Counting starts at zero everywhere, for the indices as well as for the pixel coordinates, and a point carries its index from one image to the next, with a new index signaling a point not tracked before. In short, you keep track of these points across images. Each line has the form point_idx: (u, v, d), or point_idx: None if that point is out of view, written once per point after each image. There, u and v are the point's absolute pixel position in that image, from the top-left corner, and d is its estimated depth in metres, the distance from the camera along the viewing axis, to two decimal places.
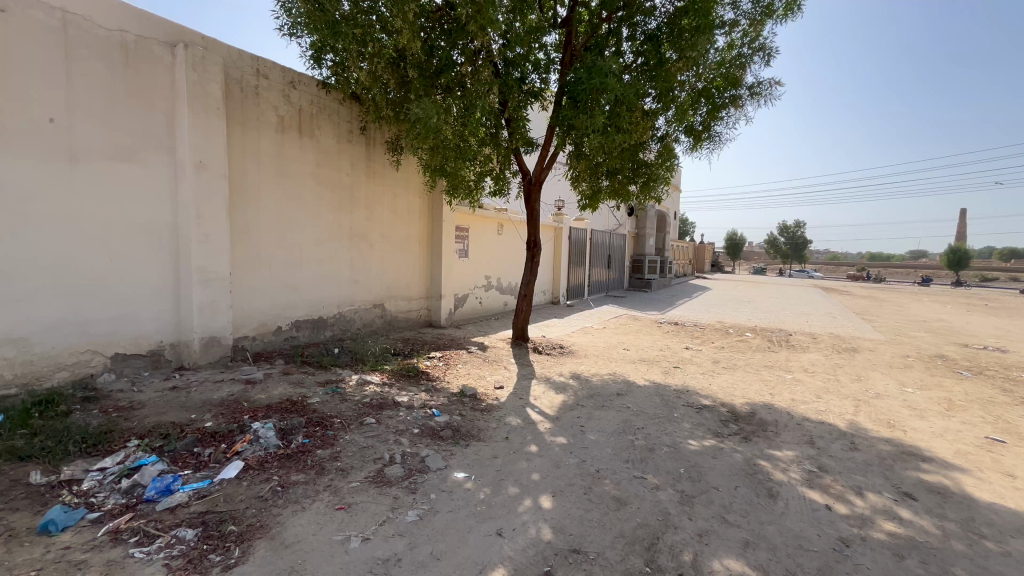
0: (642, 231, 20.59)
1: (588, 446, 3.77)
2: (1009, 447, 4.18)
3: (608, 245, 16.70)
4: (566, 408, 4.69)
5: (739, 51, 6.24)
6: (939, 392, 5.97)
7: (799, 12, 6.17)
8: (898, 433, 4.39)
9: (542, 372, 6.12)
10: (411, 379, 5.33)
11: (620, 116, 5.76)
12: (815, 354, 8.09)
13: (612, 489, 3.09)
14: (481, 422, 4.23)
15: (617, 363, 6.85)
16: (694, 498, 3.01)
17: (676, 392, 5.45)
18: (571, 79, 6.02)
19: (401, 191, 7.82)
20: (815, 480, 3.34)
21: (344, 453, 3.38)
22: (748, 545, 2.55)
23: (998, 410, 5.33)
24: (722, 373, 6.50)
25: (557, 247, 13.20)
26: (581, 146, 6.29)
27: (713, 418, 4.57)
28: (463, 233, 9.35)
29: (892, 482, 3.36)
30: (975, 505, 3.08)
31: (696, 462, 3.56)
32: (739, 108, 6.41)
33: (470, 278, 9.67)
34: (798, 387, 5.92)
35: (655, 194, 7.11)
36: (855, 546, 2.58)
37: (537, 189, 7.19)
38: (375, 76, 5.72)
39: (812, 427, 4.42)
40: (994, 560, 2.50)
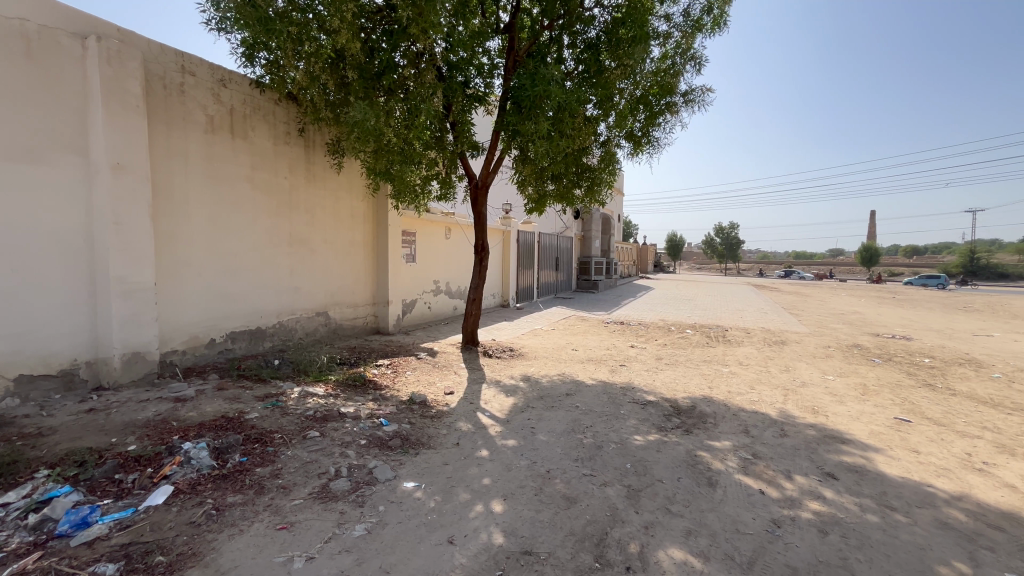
0: (588, 233, 21.13)
1: (538, 448, 3.81)
2: (914, 426, 4.63)
3: (555, 248, 17.04)
4: (516, 411, 4.72)
5: (673, 61, 6.54)
6: (855, 378, 6.52)
7: (725, 28, 6.59)
8: (821, 418, 4.76)
9: (492, 375, 6.13)
10: (358, 389, 5.17)
11: (563, 122, 5.90)
12: (749, 348, 8.63)
13: (562, 488, 3.14)
14: (431, 429, 4.17)
15: (566, 364, 6.98)
16: (640, 492, 3.12)
17: (622, 389, 5.63)
18: (515, 85, 6.09)
19: (344, 195, 7.59)
20: (750, 467, 3.56)
21: (285, 469, 3.22)
22: (690, 533, 2.67)
23: (905, 392, 5.91)
24: (665, 369, 6.79)
25: (505, 251, 13.30)
26: (527, 150, 6.38)
27: (657, 413, 4.76)
28: (410, 237, 9.21)
29: (816, 465, 3.64)
30: (886, 481, 3.39)
31: (641, 456, 3.69)
32: (674, 115, 6.72)
33: (418, 283, 9.54)
34: (734, 380, 6.27)
35: (599, 197, 7.33)
36: (786, 526, 2.77)
37: (483, 193, 7.20)
38: (313, 77, 5.50)
39: (746, 417, 4.71)
40: (903, 530, 2.77)
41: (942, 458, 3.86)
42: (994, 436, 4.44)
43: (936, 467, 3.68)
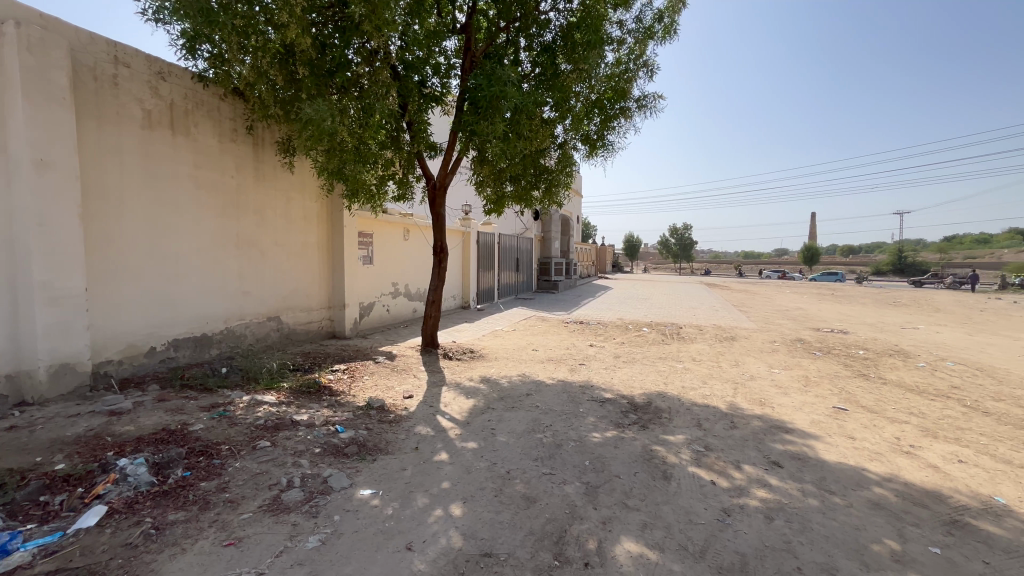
0: (548, 234, 21.34)
1: (498, 449, 3.81)
2: (850, 414, 4.95)
3: (515, 249, 17.13)
4: (476, 413, 4.70)
5: (626, 66, 6.71)
6: (799, 371, 6.90)
7: (675, 36, 6.82)
8: (767, 410, 5.01)
9: (452, 378, 6.07)
10: (312, 395, 5.00)
11: (520, 123, 5.94)
12: (701, 344, 8.97)
13: (522, 488, 3.15)
14: (389, 434, 4.09)
15: (527, 364, 7.02)
16: (598, 488, 3.18)
17: (581, 388, 5.71)
18: (471, 85, 6.08)
19: (296, 195, 7.33)
20: (702, 459, 3.69)
21: (233, 482, 3.07)
22: (646, 526, 2.75)
23: (842, 382, 6.31)
24: (623, 367, 6.95)
25: (465, 252, 13.24)
26: (484, 152, 6.38)
27: (615, 410, 4.86)
28: (366, 239, 9.00)
29: (763, 454, 3.82)
30: (825, 466, 3.60)
31: (599, 453, 3.75)
32: (628, 119, 6.89)
33: (376, 286, 9.33)
34: (687, 375, 6.49)
35: (557, 198, 7.42)
36: (735, 514, 2.89)
37: (441, 194, 7.13)
38: (260, 72, 5.29)
39: (699, 411, 4.88)
40: (840, 512, 2.95)
41: (875, 442, 4.14)
42: (919, 420, 4.81)
43: (870, 451, 3.94)
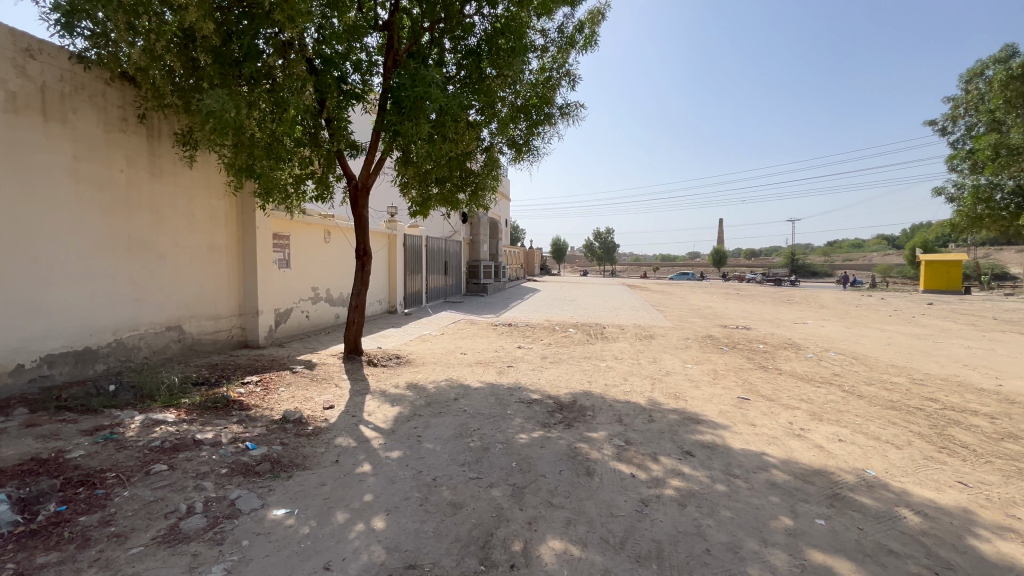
0: (476, 237, 21.27)
1: (424, 456, 3.73)
2: (752, 403, 5.43)
3: (444, 252, 16.93)
4: (401, 420, 4.57)
5: (550, 74, 6.90)
6: (709, 365, 7.46)
7: (596, 48, 7.12)
8: (681, 403, 5.36)
9: (377, 385, 5.86)
10: (219, 411, 4.59)
11: (445, 125, 5.88)
12: (623, 343, 9.41)
13: (448, 495, 3.11)
14: (307, 448, 3.86)
15: (455, 368, 6.96)
16: (525, 489, 3.21)
17: (509, 390, 5.75)
18: (394, 84, 5.92)
19: (199, 193, 6.71)
20: (623, 453, 3.86)
21: (120, 513, 2.73)
22: (570, 522, 2.82)
23: (746, 374, 6.90)
24: (549, 368, 7.11)
25: (390, 255, 12.85)
26: (409, 152, 6.25)
27: (542, 410, 4.95)
28: (282, 241, 8.45)
29: (678, 445, 4.07)
30: (731, 453, 3.92)
31: (526, 454, 3.80)
32: (552, 126, 7.05)
33: (293, 291, 8.78)
34: (610, 374, 6.75)
35: (483, 202, 7.41)
36: (652, 504, 3.04)
37: (364, 195, 6.86)
38: (154, 56, 4.78)
39: (620, 407, 5.11)
40: (743, 494, 3.21)
41: (772, 428, 4.58)
42: (808, 406, 5.39)
43: (768, 436, 4.35)
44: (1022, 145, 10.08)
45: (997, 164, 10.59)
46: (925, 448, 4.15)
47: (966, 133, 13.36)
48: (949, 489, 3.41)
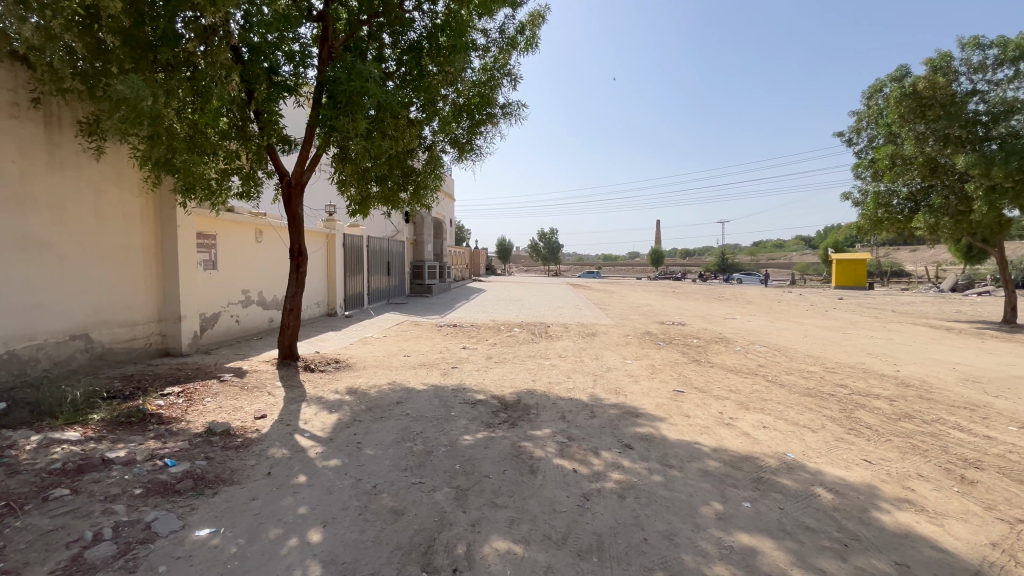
0: (421, 237, 20.75)
1: (365, 463, 3.61)
2: (686, 395, 5.71)
3: (386, 252, 16.48)
4: (340, 427, 4.39)
5: (491, 74, 6.89)
6: (647, 360, 7.77)
7: (537, 50, 7.20)
8: (621, 397, 5.54)
9: (314, 391, 5.61)
10: (133, 427, 4.19)
11: (384, 122, 5.73)
12: (566, 341, 9.60)
13: (389, 501, 3.02)
14: (235, 461, 3.62)
15: (397, 371, 6.79)
16: (468, 491, 3.18)
17: (453, 391, 5.70)
18: (330, 77, 5.67)
19: (109, 188, 6.12)
20: (566, 449, 3.93)
21: (10, 547, 2.42)
22: (513, 521, 2.82)
23: (681, 368, 7.26)
24: (494, 368, 7.11)
25: (329, 255, 12.33)
26: (346, 149, 6.03)
27: (486, 410, 4.94)
28: (207, 240, 7.87)
29: (618, 439, 4.20)
30: (667, 444, 4.09)
31: (470, 455, 3.77)
32: (494, 125, 7.04)
33: (220, 294, 8.21)
34: (553, 372, 6.86)
35: (425, 201, 7.27)
36: (594, 498, 3.12)
37: (298, 192, 6.53)
38: (52, 35, 4.29)
39: (563, 404, 5.20)
40: (678, 483, 3.37)
41: (704, 418, 4.84)
42: (736, 396, 5.74)
43: (700, 426, 4.59)
44: (914, 156, 11.94)
45: (895, 172, 12.41)
46: (836, 431, 4.54)
47: (868, 143, 14.74)
48: (856, 467, 3.75)
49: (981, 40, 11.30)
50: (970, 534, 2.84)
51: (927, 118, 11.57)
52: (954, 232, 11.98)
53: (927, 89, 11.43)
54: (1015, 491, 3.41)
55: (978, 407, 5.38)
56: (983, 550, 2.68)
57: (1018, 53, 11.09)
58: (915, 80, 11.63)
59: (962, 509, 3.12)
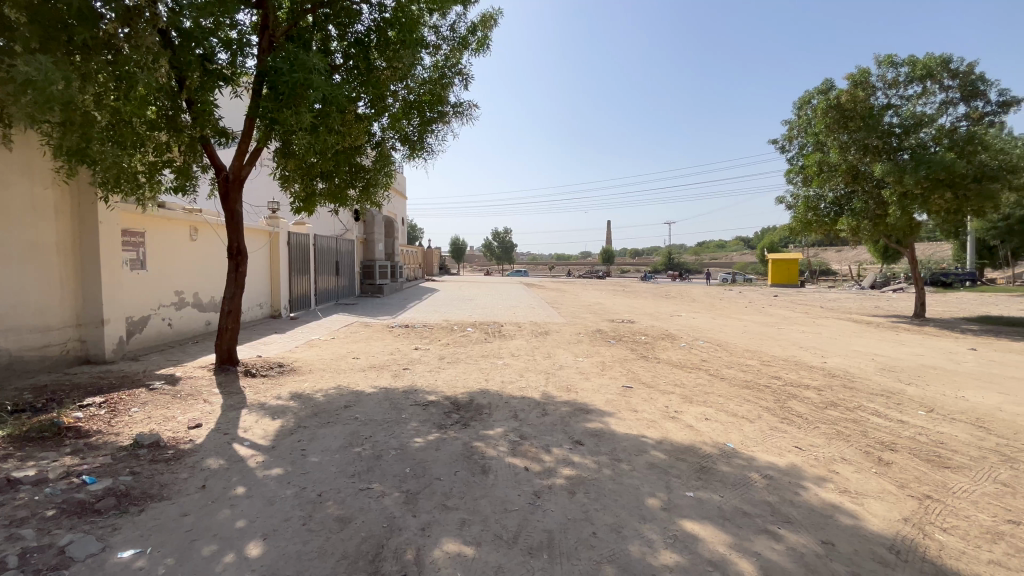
0: (371, 237, 20.21)
1: (309, 470, 3.46)
2: (634, 390, 5.88)
3: (334, 252, 15.92)
4: (283, 434, 4.19)
5: (443, 72, 6.78)
6: (597, 358, 7.95)
7: (488, 51, 7.17)
8: (572, 394, 5.63)
9: (256, 398, 5.32)
10: (46, 443, 3.81)
11: (329, 116, 5.51)
12: (519, 340, 9.65)
13: (335, 510, 2.91)
14: (166, 475, 3.37)
15: (346, 374, 6.57)
16: (418, 494, 3.12)
17: (404, 393, 5.58)
18: (271, 67, 5.40)
19: (15, 180, 5.56)
20: (517, 448, 3.94)
21: None
22: (464, 523, 2.80)
23: (630, 364, 7.47)
24: (446, 368, 7.04)
25: (272, 254, 11.76)
26: (289, 143, 5.77)
27: (438, 412, 4.87)
28: (133, 237, 7.28)
29: (568, 435, 4.26)
30: (616, 438, 4.20)
31: (420, 458, 3.70)
32: (445, 124, 6.95)
33: (149, 295, 7.64)
34: (506, 371, 6.87)
35: (374, 199, 7.05)
36: (544, 495, 3.14)
37: (236, 187, 6.17)
38: None
39: (515, 403, 5.21)
40: (626, 476, 3.46)
41: (651, 412, 5.00)
42: (680, 390, 5.98)
43: (647, 420, 4.73)
44: (838, 163, 12.88)
45: (822, 178, 13.38)
46: (771, 420, 4.82)
47: (798, 151, 15.77)
48: (788, 453, 3.99)
49: (894, 59, 12.38)
50: (885, 511, 3.09)
51: (849, 129, 12.55)
52: (872, 234, 13.03)
53: (849, 102, 12.36)
54: (923, 470, 3.74)
55: (893, 394, 5.88)
56: (896, 524, 2.93)
57: (925, 72, 12.22)
58: (839, 93, 12.57)
59: (879, 488, 3.40)
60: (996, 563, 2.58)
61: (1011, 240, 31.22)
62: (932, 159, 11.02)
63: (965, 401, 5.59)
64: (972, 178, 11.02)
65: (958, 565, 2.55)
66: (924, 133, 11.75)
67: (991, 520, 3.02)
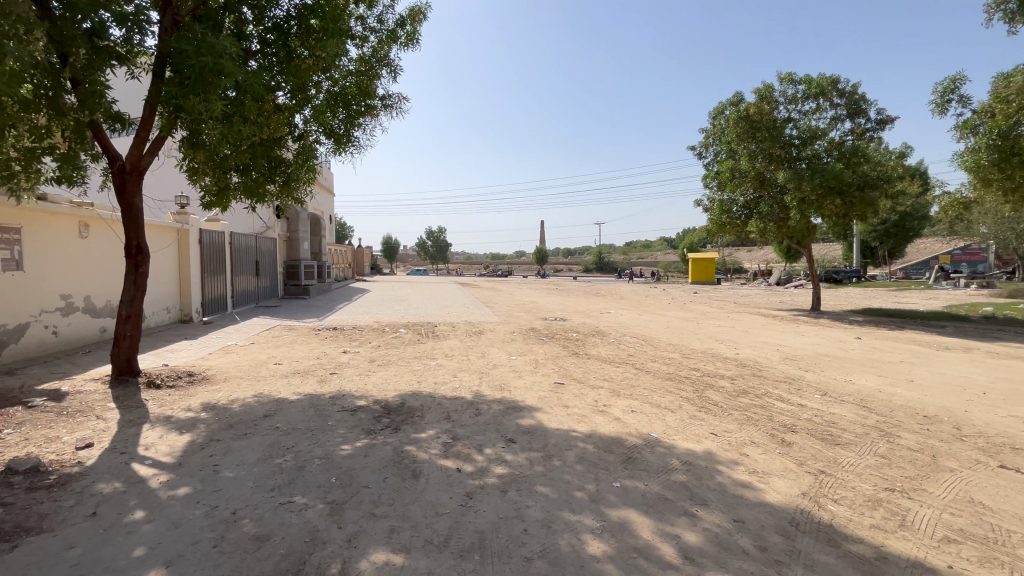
0: (295, 234, 19.08)
1: (222, 487, 3.20)
2: (566, 386, 6.03)
3: (253, 250, 14.87)
4: (192, 450, 3.84)
5: (370, 65, 6.54)
6: (530, 356, 8.06)
7: (418, 46, 7.02)
8: (505, 393, 5.66)
9: (160, 411, 4.83)
10: None
11: (244, 105, 5.12)
12: (453, 340, 9.57)
13: (251, 528, 2.71)
14: (47, 503, 2.97)
15: (266, 381, 6.16)
16: (344, 504, 2.99)
17: (330, 399, 5.32)
18: (176, 48, 4.92)
19: None
20: (450, 449, 3.89)
21: None
22: (393, 530, 2.71)
23: (561, 361, 7.65)
24: (377, 371, 6.81)
25: (180, 254, 10.76)
26: (198, 133, 5.29)
27: (367, 417, 4.69)
28: (6, 234, 6.36)
29: (501, 434, 4.27)
30: (548, 434, 4.27)
31: (347, 466, 3.55)
32: (373, 118, 6.73)
33: (28, 300, 6.73)
34: (439, 372, 6.76)
35: (296, 195, 6.64)
36: (476, 496, 3.13)
37: (134, 179, 5.57)
38: None
39: (448, 404, 5.15)
40: (556, 471, 3.52)
41: (581, 407, 5.14)
42: (609, 384, 6.22)
43: (578, 415, 4.86)
44: (748, 170, 13.98)
45: (735, 183, 14.28)
46: (690, 409, 5.14)
47: (713, 158, 16.95)
48: (705, 440, 4.27)
49: (793, 77, 13.66)
50: (787, 488, 3.39)
51: (756, 139, 13.68)
52: (777, 235, 14.30)
53: (756, 114, 13.47)
54: (818, 448, 4.16)
55: (794, 380, 6.50)
56: (796, 498, 3.23)
57: (818, 90, 13.59)
58: (747, 106, 13.64)
59: (782, 467, 3.73)
60: (876, 527, 2.92)
61: (887, 241, 35.63)
62: (825, 168, 12.34)
63: (852, 385, 6.30)
64: (857, 187, 12.47)
65: (845, 531, 2.86)
66: (818, 145, 13.12)
67: (873, 489, 3.41)
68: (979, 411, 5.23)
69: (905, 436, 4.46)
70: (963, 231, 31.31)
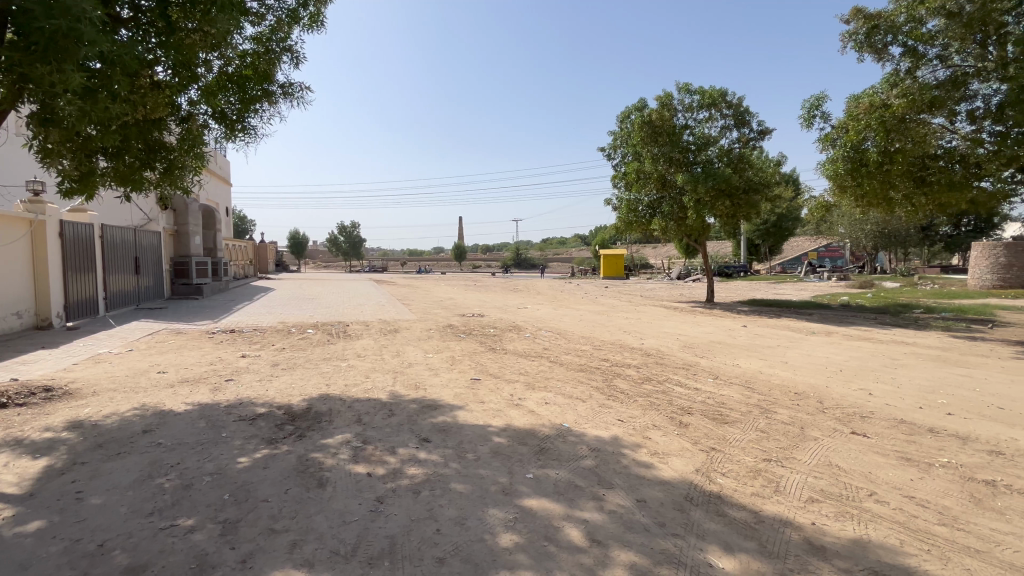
0: (183, 228, 17.15)
1: (87, 517, 2.79)
2: (482, 382, 6.05)
3: (131, 245, 13.15)
4: (49, 476, 3.31)
5: (268, 46, 6.05)
6: (446, 353, 7.99)
7: (323, 30, 6.59)
8: (421, 392, 5.54)
9: (7, 433, 4.10)
10: None
11: (113, 79, 4.49)
12: (366, 340, 9.20)
13: (124, 559, 2.40)
14: None
15: (147, 393, 5.48)
16: (239, 522, 2.74)
17: (226, 408, 4.86)
18: (20, 6, 4.16)
19: None
20: (360, 453, 3.73)
21: None
22: (295, 545, 2.54)
23: (478, 357, 7.68)
24: (281, 375, 6.35)
25: (34, 249, 9.21)
26: (53, 108, 4.52)
27: (268, 425, 4.35)
28: None
29: (415, 433, 4.17)
30: (463, 431, 4.25)
31: (244, 480, 3.26)
32: (272, 105, 6.22)
33: None
34: (351, 373, 6.46)
35: (181, 184, 5.91)
36: (387, 500, 3.02)
37: None
38: None
39: (359, 406, 4.93)
40: (471, 467, 3.51)
41: (496, 402, 5.18)
42: (524, 378, 6.34)
43: (493, 410, 4.90)
44: (651, 172, 14.97)
45: (640, 184, 15.22)
46: (600, 398, 5.39)
47: (621, 160, 17.93)
48: (612, 426, 4.50)
49: (689, 87, 14.84)
50: (683, 466, 3.68)
51: (658, 143, 14.70)
52: (676, 232, 15.48)
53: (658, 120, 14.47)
54: (710, 427, 4.56)
55: (691, 366, 7.09)
56: (690, 475, 3.52)
57: (710, 101, 14.88)
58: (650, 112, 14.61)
59: (679, 447, 4.04)
60: (755, 495, 3.26)
61: (768, 240, 40.11)
62: (717, 173, 13.57)
63: (738, 368, 7.01)
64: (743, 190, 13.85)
65: (731, 501, 3.17)
66: (711, 151, 14.42)
67: (754, 461, 3.81)
68: (837, 386, 6.06)
69: (780, 411, 5.04)
70: (826, 231, 36.15)
